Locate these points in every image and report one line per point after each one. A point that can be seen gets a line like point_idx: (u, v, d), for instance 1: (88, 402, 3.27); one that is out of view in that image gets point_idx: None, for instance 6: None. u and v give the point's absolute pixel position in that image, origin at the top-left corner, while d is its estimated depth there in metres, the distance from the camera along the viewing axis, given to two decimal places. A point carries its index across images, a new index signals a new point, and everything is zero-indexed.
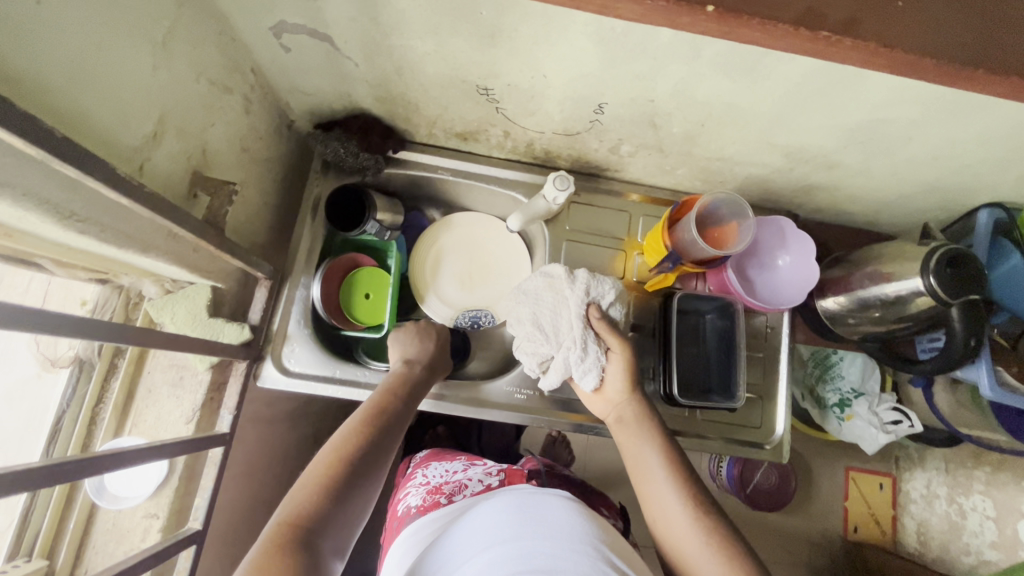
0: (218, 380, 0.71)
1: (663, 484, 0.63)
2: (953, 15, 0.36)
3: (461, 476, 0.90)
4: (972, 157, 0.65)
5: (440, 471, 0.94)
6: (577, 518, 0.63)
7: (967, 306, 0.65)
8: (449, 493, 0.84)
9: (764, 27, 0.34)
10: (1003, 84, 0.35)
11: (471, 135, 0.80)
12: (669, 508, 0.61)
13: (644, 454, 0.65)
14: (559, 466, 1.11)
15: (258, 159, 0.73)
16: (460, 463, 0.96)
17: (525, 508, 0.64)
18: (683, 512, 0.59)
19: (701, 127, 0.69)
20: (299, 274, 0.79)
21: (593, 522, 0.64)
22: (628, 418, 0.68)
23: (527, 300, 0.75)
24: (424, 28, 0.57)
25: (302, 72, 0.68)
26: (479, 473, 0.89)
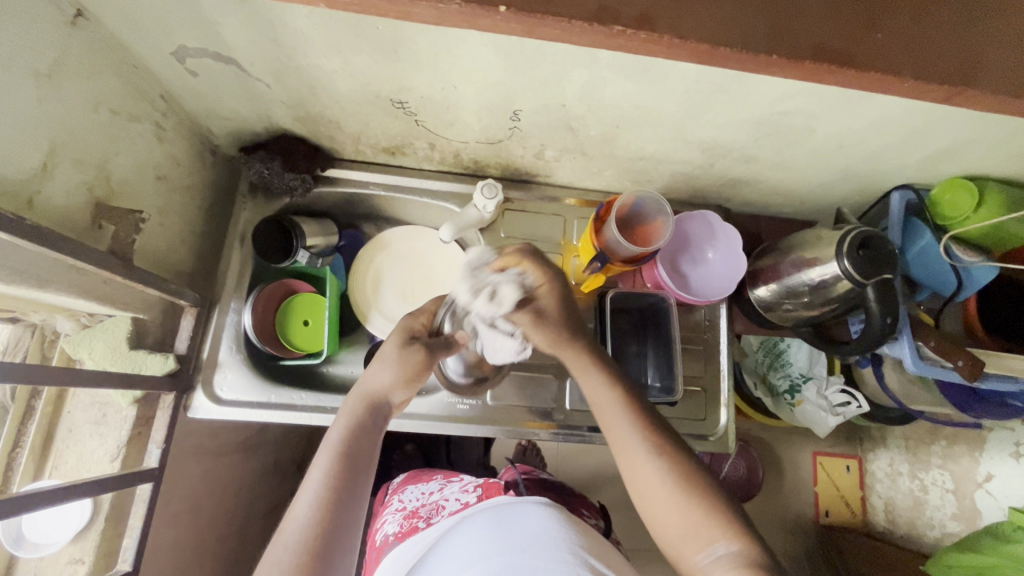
0: (146, 415, 0.69)
1: (624, 440, 0.59)
2: (784, 12, 0.39)
3: (437, 496, 0.89)
4: (873, 142, 0.68)
5: (417, 494, 0.93)
6: (558, 525, 0.69)
7: (882, 286, 0.67)
8: (426, 517, 0.84)
9: (605, 29, 0.37)
10: (827, 69, 0.39)
11: (399, 149, 0.81)
12: (634, 461, 0.57)
13: (625, 439, 0.59)
14: (537, 472, 1.11)
15: (178, 186, 0.72)
16: (437, 482, 0.94)
17: (510, 518, 0.70)
18: (647, 460, 0.56)
19: (616, 128, 0.70)
20: (229, 300, 0.79)
21: (573, 528, 0.70)
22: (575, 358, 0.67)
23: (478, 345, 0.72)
24: (327, 46, 0.57)
25: (215, 96, 0.68)
26: (456, 491, 0.87)
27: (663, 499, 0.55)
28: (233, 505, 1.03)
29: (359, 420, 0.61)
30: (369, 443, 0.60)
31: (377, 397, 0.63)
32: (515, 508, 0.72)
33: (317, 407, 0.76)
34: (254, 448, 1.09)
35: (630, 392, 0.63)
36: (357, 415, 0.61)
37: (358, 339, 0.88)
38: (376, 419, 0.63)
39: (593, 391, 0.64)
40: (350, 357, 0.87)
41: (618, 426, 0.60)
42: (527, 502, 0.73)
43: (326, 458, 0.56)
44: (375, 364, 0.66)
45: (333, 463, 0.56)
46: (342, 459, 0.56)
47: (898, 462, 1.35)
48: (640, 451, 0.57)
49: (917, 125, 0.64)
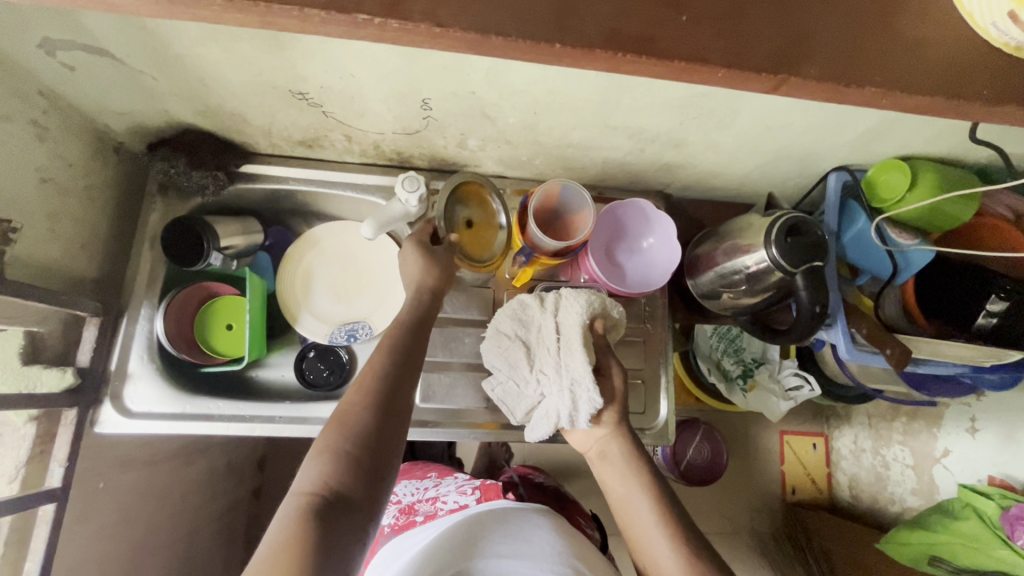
0: (48, 432, 0.65)
1: (637, 523, 0.62)
2: None
3: (434, 493, 0.88)
4: (800, 123, 0.65)
5: (411, 489, 0.92)
6: (556, 537, 0.68)
7: (810, 274, 0.65)
8: (423, 511, 0.83)
9: None
10: None
11: (315, 142, 0.76)
12: (638, 531, 0.61)
13: (632, 500, 0.63)
14: (533, 472, 1.13)
15: (71, 189, 0.67)
16: (430, 479, 0.94)
17: (518, 524, 0.70)
18: (652, 523, 0.61)
19: (534, 115, 0.67)
20: (139, 305, 0.75)
21: (571, 539, 0.69)
22: (611, 454, 0.66)
23: (499, 356, 0.71)
24: (202, 34, 0.53)
25: (102, 90, 0.63)
26: (452, 492, 0.86)
27: (658, 554, 0.59)
28: (178, 511, 1.01)
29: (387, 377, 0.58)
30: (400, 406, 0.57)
31: (417, 319, 0.65)
32: (521, 516, 0.71)
33: (235, 417, 0.73)
34: (197, 452, 1.07)
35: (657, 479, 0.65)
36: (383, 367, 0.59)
37: (287, 340, 0.86)
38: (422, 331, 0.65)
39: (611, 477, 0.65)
40: (280, 359, 0.84)
41: (637, 506, 0.62)
42: (528, 512, 0.73)
43: (380, 357, 0.60)
44: (405, 260, 0.70)
45: (384, 366, 0.59)
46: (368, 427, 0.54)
47: (861, 438, 1.36)
48: (648, 523, 0.61)
49: (839, 105, 0.61)
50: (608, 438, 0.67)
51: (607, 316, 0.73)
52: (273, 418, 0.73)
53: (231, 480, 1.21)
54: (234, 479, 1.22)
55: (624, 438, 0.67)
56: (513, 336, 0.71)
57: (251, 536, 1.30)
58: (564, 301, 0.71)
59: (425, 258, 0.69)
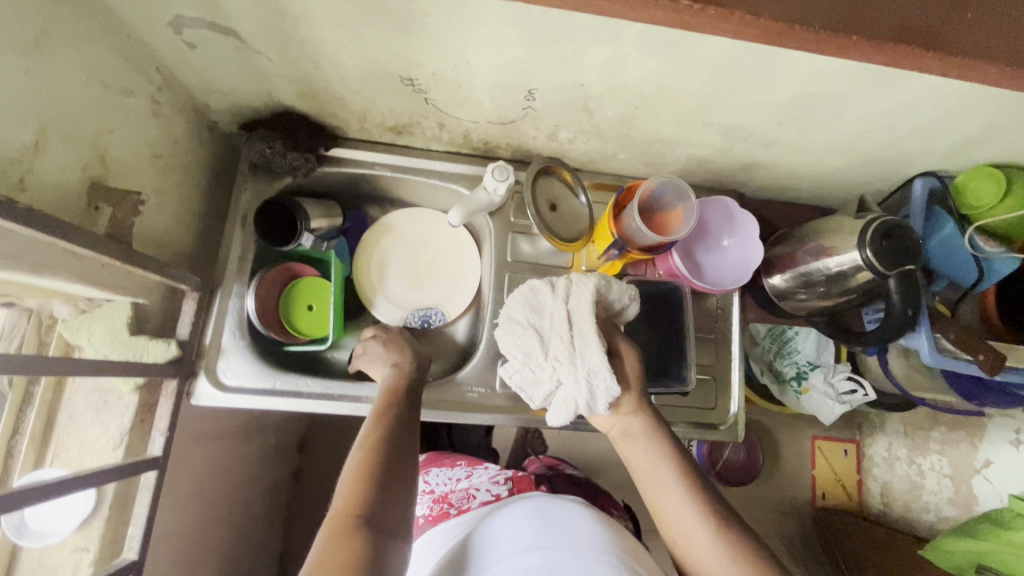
0: (148, 402, 0.68)
1: (665, 496, 0.60)
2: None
3: (466, 484, 0.86)
4: (901, 127, 0.66)
5: (443, 478, 0.89)
6: (598, 527, 0.63)
7: (905, 276, 0.66)
8: (457, 504, 0.81)
9: None
10: None
11: (405, 128, 0.78)
12: (666, 505, 0.60)
13: (661, 475, 0.61)
14: (560, 464, 1.12)
15: (175, 165, 0.69)
16: (462, 468, 0.92)
17: (550, 513, 0.64)
18: (683, 498, 0.59)
19: (635, 110, 0.67)
20: (231, 283, 0.76)
21: (612, 530, 0.64)
22: (636, 431, 0.64)
23: (513, 344, 0.69)
24: (334, 18, 0.54)
25: (215, 70, 0.65)
26: (485, 482, 0.86)
27: (691, 531, 0.58)
28: (236, 487, 1.03)
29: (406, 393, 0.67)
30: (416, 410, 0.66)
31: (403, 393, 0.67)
32: (552, 505, 0.66)
33: (323, 395, 0.75)
34: (253, 430, 1.08)
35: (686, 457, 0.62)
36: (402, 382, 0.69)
37: (362, 324, 0.88)
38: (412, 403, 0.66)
39: (636, 453, 0.63)
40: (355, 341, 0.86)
41: (665, 481, 0.60)
42: (563, 501, 0.68)
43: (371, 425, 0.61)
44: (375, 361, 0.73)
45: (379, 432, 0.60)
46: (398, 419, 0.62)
47: (895, 446, 1.35)
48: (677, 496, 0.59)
49: (946, 111, 0.61)
50: (628, 414, 0.65)
51: (617, 307, 0.70)
52: (359, 397, 0.75)
53: (278, 459, 1.23)
54: (278, 460, 1.24)
55: (644, 418, 0.64)
56: (525, 323, 0.69)
57: (291, 514, 1.33)
58: (575, 287, 0.69)
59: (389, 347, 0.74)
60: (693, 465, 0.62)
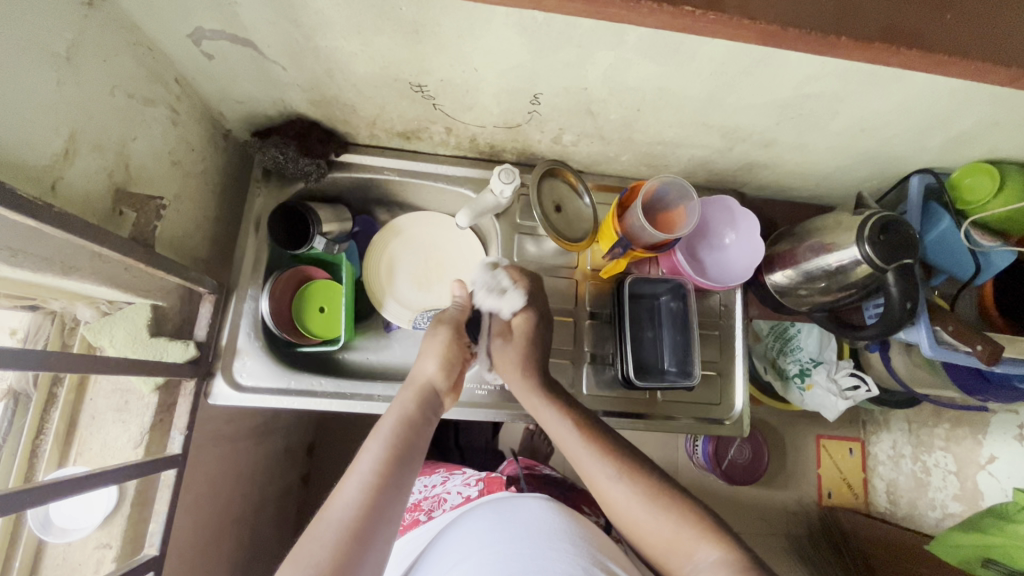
0: (167, 402, 0.69)
1: (598, 480, 0.64)
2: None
3: (440, 489, 0.91)
4: (896, 126, 0.68)
5: (420, 486, 0.95)
6: (558, 519, 0.70)
7: (901, 271, 0.68)
8: (427, 509, 0.87)
9: None
10: None
11: (414, 134, 0.80)
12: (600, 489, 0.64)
13: (593, 465, 0.65)
14: (539, 467, 1.15)
15: (193, 172, 0.71)
16: (439, 475, 0.96)
17: (510, 511, 0.72)
18: (614, 483, 0.63)
19: (637, 112, 0.69)
20: (246, 286, 0.78)
21: (572, 519, 0.71)
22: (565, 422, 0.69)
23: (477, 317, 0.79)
24: (347, 27, 0.56)
25: (231, 80, 0.67)
26: (457, 485, 0.89)
27: (633, 515, 0.62)
28: (249, 489, 1.04)
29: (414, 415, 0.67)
30: (421, 436, 0.66)
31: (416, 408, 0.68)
32: (511, 502, 0.74)
33: (337, 394, 0.77)
34: (265, 433, 1.10)
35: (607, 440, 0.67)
36: (413, 408, 0.68)
37: (373, 325, 0.89)
38: (423, 419, 0.68)
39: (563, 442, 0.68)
40: (366, 343, 0.88)
41: (595, 469, 0.65)
42: (524, 497, 0.74)
43: (378, 441, 0.62)
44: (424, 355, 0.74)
45: (385, 450, 0.61)
46: (397, 451, 0.61)
47: (901, 444, 1.37)
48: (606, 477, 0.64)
49: (940, 109, 0.63)
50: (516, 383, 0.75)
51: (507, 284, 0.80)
52: (371, 396, 0.77)
53: (288, 463, 1.25)
54: (289, 464, 1.25)
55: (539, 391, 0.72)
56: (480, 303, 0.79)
57: (302, 518, 1.34)
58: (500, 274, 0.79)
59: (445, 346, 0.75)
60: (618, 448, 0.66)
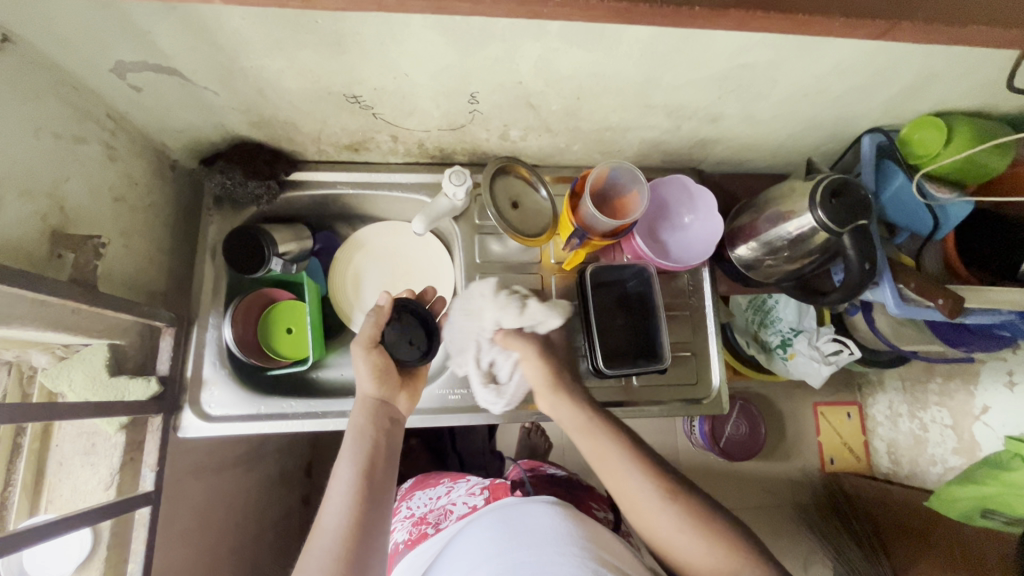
0: (135, 440, 0.68)
1: (636, 496, 0.62)
2: None
3: (445, 501, 0.91)
4: (837, 88, 0.67)
5: (424, 500, 0.95)
6: (563, 523, 0.69)
7: (857, 233, 0.67)
8: (434, 522, 0.86)
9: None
10: None
11: (361, 145, 0.79)
12: (641, 510, 0.61)
13: (632, 486, 0.63)
14: (542, 466, 1.15)
15: (138, 206, 0.70)
16: (444, 486, 0.97)
17: (515, 517, 0.71)
18: (658, 508, 0.61)
19: (577, 100, 0.69)
20: (206, 315, 0.77)
21: (580, 524, 0.70)
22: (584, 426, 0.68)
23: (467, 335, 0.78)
24: (268, 45, 0.56)
25: (164, 109, 0.66)
26: (462, 495, 0.90)
27: (672, 539, 0.60)
28: (244, 517, 1.04)
29: (369, 427, 0.65)
30: (389, 446, 0.65)
31: (375, 421, 0.66)
32: (517, 509, 0.73)
33: (308, 413, 0.76)
34: (255, 459, 1.10)
35: (645, 452, 0.66)
36: (367, 421, 0.66)
37: (343, 341, 0.89)
38: (388, 429, 0.66)
39: (605, 456, 0.65)
40: (339, 359, 0.87)
41: (636, 487, 0.63)
42: (530, 504, 0.74)
43: (344, 462, 0.61)
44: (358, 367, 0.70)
45: (355, 470, 0.60)
46: (366, 468, 0.60)
47: (896, 403, 1.36)
48: (651, 502, 0.61)
49: (875, 66, 0.63)
50: (556, 405, 0.72)
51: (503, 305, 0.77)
52: (344, 413, 0.76)
53: (285, 487, 1.25)
54: (286, 487, 1.25)
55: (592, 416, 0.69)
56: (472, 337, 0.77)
57: None
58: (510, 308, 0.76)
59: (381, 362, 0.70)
60: (657, 463, 0.65)
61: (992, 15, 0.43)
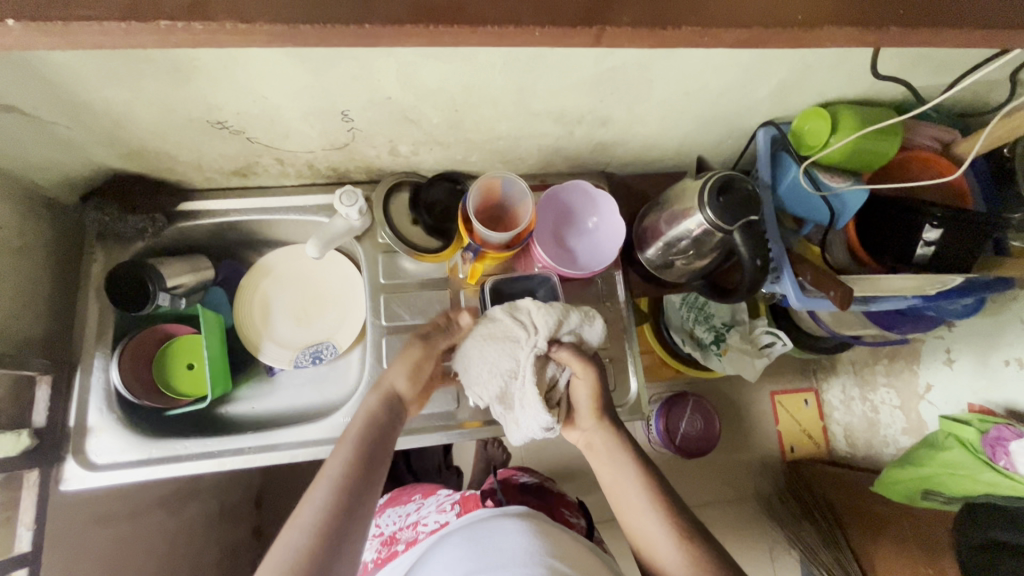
0: (11, 498, 0.64)
1: (637, 516, 0.65)
2: None
3: (415, 517, 0.89)
4: (714, 86, 0.66)
5: (394, 517, 0.93)
6: (531, 539, 0.66)
7: (747, 229, 0.66)
8: (405, 542, 0.85)
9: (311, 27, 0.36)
10: None
11: (248, 169, 0.76)
12: (642, 526, 0.65)
13: (635, 503, 0.66)
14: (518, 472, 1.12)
15: (0, 250, 0.65)
16: (414, 502, 0.94)
17: (483, 534, 0.68)
18: (655, 525, 0.64)
19: (457, 112, 0.67)
20: (92, 356, 0.74)
21: (550, 539, 0.67)
22: (599, 444, 0.69)
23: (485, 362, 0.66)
24: (105, 77, 0.53)
25: (18, 148, 0.63)
26: (433, 513, 0.86)
27: (661, 556, 0.62)
28: (176, 561, 0.99)
29: (382, 416, 0.64)
30: (391, 437, 0.64)
31: (387, 412, 0.65)
32: (486, 523, 0.70)
33: (204, 454, 0.73)
34: (187, 499, 1.05)
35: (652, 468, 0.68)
36: (381, 411, 0.65)
37: (253, 371, 0.86)
38: (395, 419, 0.66)
39: (615, 475, 0.68)
40: (249, 392, 0.85)
41: (639, 507, 0.65)
42: (502, 518, 0.71)
43: (344, 449, 0.60)
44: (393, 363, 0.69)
45: (351, 456, 0.59)
46: (362, 454, 0.60)
47: (849, 387, 1.35)
48: (648, 517, 0.64)
49: (744, 62, 0.62)
50: (593, 431, 0.70)
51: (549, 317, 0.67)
52: (240, 450, 0.73)
53: (231, 523, 1.20)
54: (233, 523, 1.20)
55: (615, 438, 0.69)
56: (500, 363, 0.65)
57: None
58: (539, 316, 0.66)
59: (416, 362, 0.68)
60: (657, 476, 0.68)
61: (808, 12, 0.42)
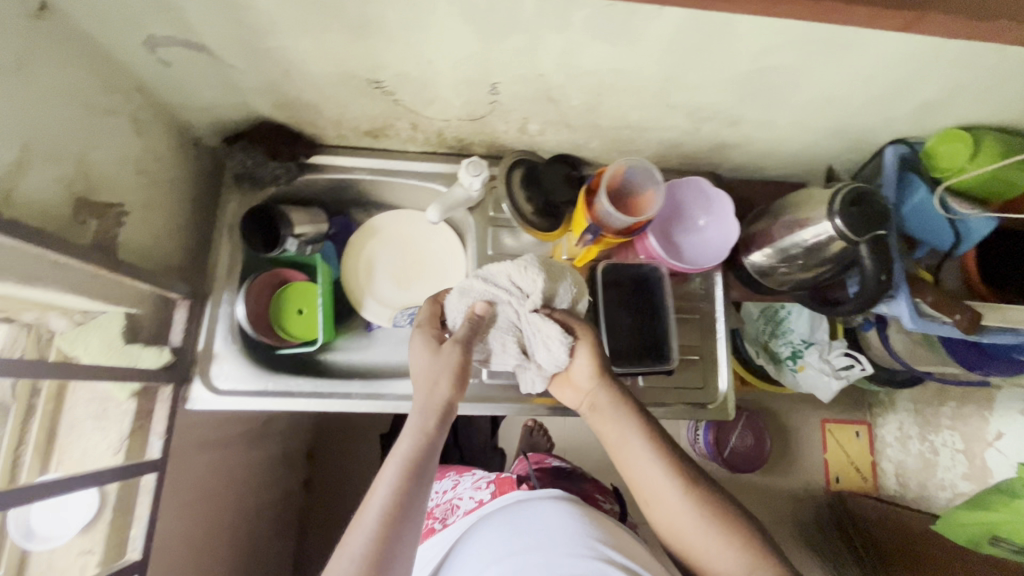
0: (145, 409, 0.70)
1: (649, 480, 0.60)
2: None
3: (452, 494, 0.91)
4: (859, 97, 0.67)
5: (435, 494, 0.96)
6: (577, 522, 0.66)
7: (874, 243, 0.66)
8: (443, 518, 0.86)
9: None
10: None
11: (380, 131, 0.80)
12: (658, 500, 0.59)
13: (651, 476, 0.60)
14: (546, 459, 1.14)
15: (160, 180, 0.72)
16: (451, 479, 0.98)
17: (526, 516, 0.69)
18: (676, 501, 0.58)
19: (598, 96, 0.69)
20: (221, 291, 0.80)
21: (595, 524, 0.67)
22: (603, 404, 0.64)
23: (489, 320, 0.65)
24: (295, 27, 0.57)
25: (191, 87, 0.68)
26: (468, 490, 0.89)
27: (687, 534, 0.58)
28: (244, 496, 1.05)
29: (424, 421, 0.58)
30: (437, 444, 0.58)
31: (431, 416, 0.59)
32: (528, 506, 0.71)
33: (315, 393, 0.78)
34: (259, 439, 1.11)
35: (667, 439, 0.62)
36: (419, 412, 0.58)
37: (354, 325, 0.90)
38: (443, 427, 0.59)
39: (627, 447, 0.62)
40: (346, 344, 0.88)
41: (654, 478, 0.59)
42: (546, 501, 0.71)
43: (390, 462, 0.55)
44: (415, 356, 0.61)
45: (397, 469, 0.55)
46: (410, 468, 0.55)
47: (907, 425, 1.32)
48: (670, 493, 0.59)
49: (899, 76, 0.62)
50: (593, 394, 0.65)
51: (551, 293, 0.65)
52: (349, 395, 0.78)
53: (287, 469, 1.26)
54: (289, 469, 1.26)
55: (626, 407, 0.63)
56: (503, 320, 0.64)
57: (304, 524, 1.35)
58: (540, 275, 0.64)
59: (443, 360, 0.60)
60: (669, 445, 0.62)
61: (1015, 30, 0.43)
